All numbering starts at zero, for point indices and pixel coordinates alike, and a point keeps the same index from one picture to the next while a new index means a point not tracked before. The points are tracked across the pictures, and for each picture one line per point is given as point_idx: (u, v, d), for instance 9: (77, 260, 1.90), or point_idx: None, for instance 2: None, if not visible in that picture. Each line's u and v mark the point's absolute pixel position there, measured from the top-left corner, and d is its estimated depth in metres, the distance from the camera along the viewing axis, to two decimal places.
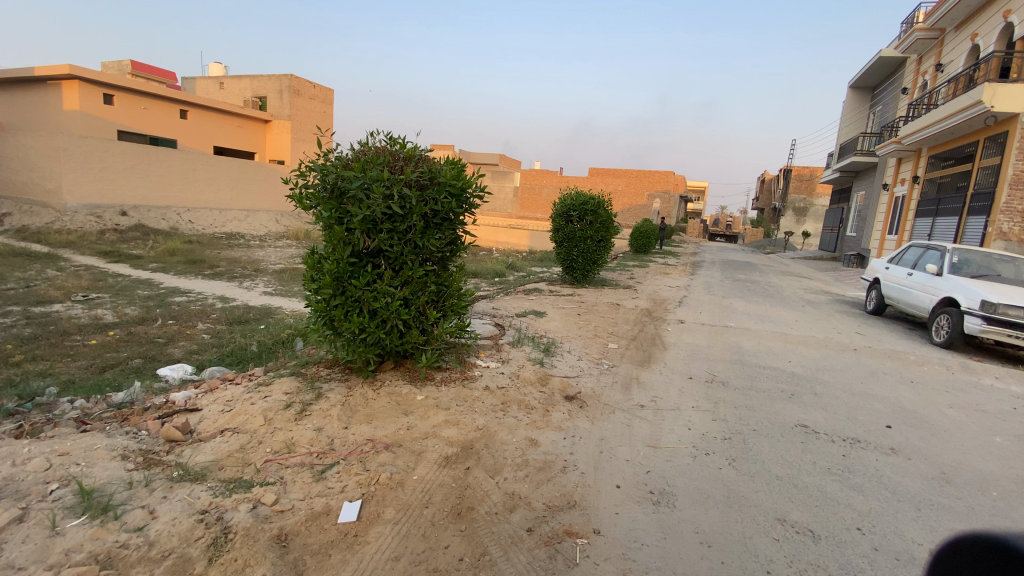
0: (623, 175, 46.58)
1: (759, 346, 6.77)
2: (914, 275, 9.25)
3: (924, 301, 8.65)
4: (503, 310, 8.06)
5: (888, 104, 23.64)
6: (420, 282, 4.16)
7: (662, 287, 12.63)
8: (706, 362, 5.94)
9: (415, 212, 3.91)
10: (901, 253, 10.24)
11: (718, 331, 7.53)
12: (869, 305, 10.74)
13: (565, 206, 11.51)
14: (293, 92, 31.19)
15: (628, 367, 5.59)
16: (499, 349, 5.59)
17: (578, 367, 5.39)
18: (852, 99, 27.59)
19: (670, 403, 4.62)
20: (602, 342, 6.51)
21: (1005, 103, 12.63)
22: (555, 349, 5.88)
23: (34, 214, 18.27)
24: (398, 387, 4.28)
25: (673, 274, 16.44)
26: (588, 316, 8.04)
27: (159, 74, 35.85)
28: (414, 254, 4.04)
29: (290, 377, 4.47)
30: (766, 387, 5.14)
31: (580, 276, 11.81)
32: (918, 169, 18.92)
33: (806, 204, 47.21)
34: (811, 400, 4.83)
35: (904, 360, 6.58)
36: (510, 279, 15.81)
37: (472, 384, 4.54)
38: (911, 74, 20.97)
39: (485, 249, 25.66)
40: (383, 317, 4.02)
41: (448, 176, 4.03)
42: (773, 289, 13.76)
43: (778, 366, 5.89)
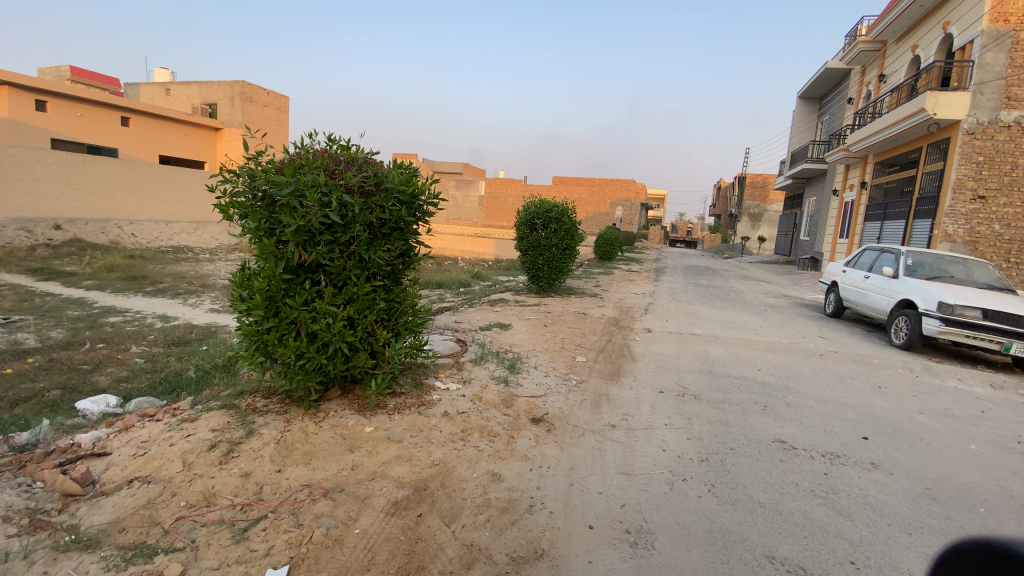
0: (586, 183, 46.99)
1: (728, 354, 6.62)
2: (870, 278, 9.39)
3: (882, 304, 8.78)
4: (466, 323, 7.66)
5: (835, 113, 24.63)
6: (367, 300, 3.74)
7: (628, 295, 12.50)
8: (676, 374, 5.70)
9: (358, 221, 3.49)
10: (857, 257, 10.43)
11: (687, 339, 7.35)
12: (828, 308, 10.90)
13: (529, 214, 11.21)
14: (245, 99, 29.92)
15: (596, 382, 5.29)
16: (460, 367, 5.19)
17: (545, 384, 5.05)
18: (802, 109, 28.68)
19: (642, 422, 4.33)
20: (569, 356, 6.20)
21: (947, 110, 13.24)
22: (520, 365, 5.52)
23: None
24: (343, 418, 3.84)
25: (638, 280, 16.41)
26: (555, 328, 7.74)
27: (100, 80, 33.89)
28: (358, 268, 3.62)
29: (219, 412, 3.95)
30: (740, 398, 4.94)
31: (546, 285, 11.56)
32: (866, 175, 19.68)
33: (761, 210, 48.82)
34: (784, 411, 4.65)
35: (870, 364, 6.57)
36: (474, 289, 15.40)
37: (429, 411, 4.13)
38: (856, 85, 21.93)
39: (450, 258, 25.15)
40: (324, 340, 3.59)
41: (397, 181, 3.64)
42: (735, 294, 13.86)
43: (748, 375, 5.72)
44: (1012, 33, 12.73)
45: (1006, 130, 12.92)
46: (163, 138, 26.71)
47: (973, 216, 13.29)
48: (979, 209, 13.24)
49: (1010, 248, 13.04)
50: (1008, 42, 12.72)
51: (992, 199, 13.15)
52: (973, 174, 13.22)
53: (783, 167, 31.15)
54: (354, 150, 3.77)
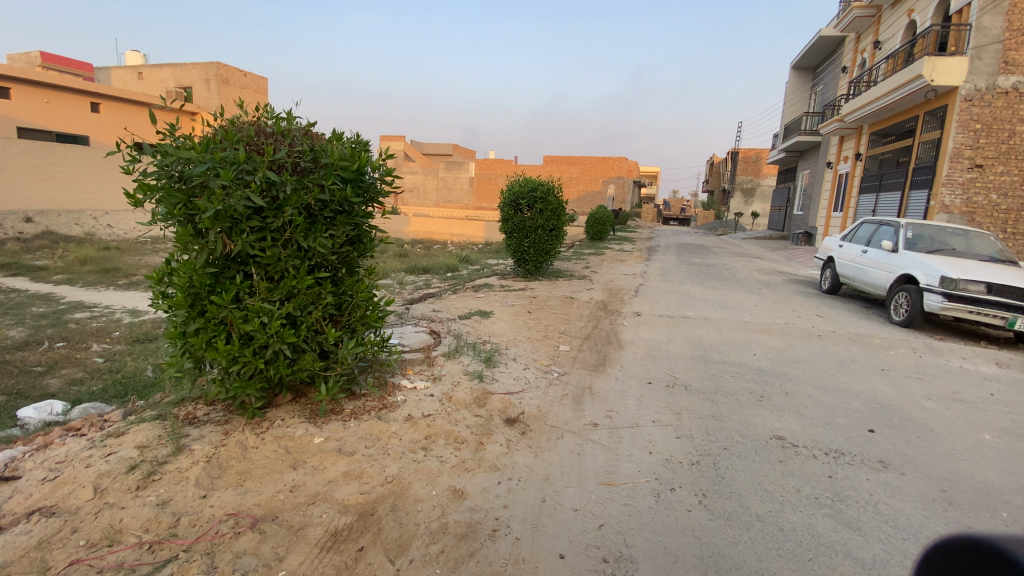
0: (577, 162, 46.25)
1: (721, 338, 6.23)
2: (868, 253, 8.99)
3: (881, 280, 8.39)
4: (444, 311, 7.21)
5: (828, 83, 23.98)
6: (311, 294, 3.30)
7: (618, 276, 12.08)
8: (665, 362, 5.30)
9: (291, 204, 3.03)
10: (854, 230, 10.02)
11: (678, 323, 6.94)
12: (823, 285, 10.53)
13: (514, 193, 10.65)
14: (221, 81, 28.66)
15: (580, 374, 4.88)
16: (432, 362, 4.75)
17: (523, 379, 4.62)
18: (795, 79, 27.95)
19: (627, 419, 3.92)
20: (552, 345, 5.78)
21: (944, 77, 12.71)
22: (498, 358, 5.09)
23: None
24: (290, 428, 3.43)
25: (630, 260, 15.96)
26: (539, 314, 7.30)
27: (72, 66, 32.49)
28: (295, 258, 3.16)
29: (151, 426, 3.50)
30: (735, 387, 4.56)
31: (533, 269, 11.11)
32: (860, 146, 19.17)
33: (753, 184, 48.30)
34: (782, 401, 4.28)
35: (870, 345, 6.20)
36: (462, 274, 14.90)
37: (390, 415, 3.71)
38: (850, 53, 21.27)
39: (439, 242, 24.56)
40: (261, 343, 3.15)
41: (337, 156, 3.17)
42: (728, 272, 13.46)
43: (743, 361, 5.33)
44: None
45: (1006, 95, 12.44)
46: (135, 124, 25.54)
47: (972, 186, 12.88)
48: (977, 178, 12.83)
49: (1008, 217, 12.69)
50: (1009, 2, 12.13)
51: (990, 167, 12.73)
52: (971, 142, 12.77)
53: (776, 141, 30.53)
54: (285, 121, 3.27)
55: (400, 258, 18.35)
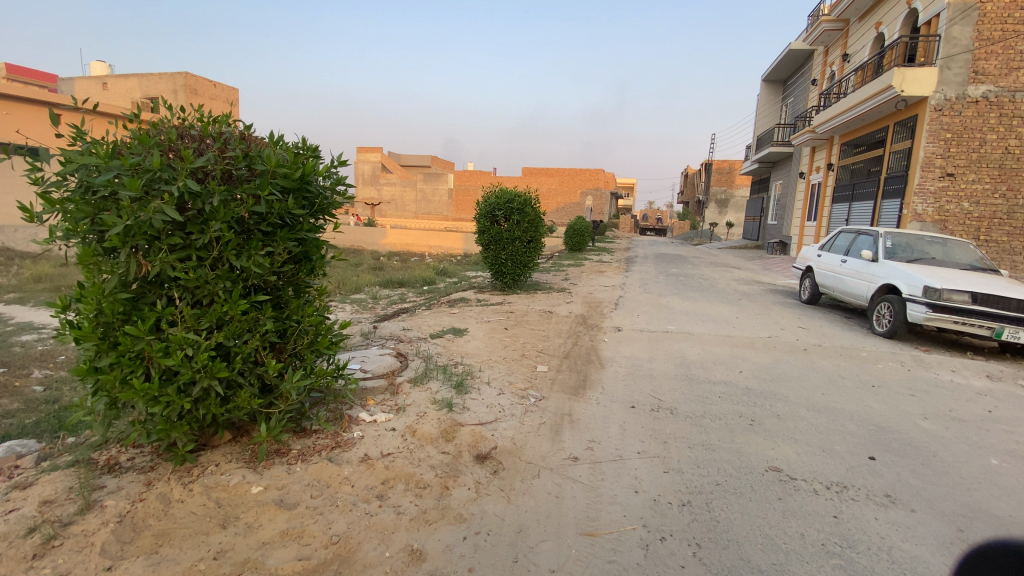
0: (556, 173, 46.41)
1: (706, 354, 5.94)
2: (848, 262, 8.90)
3: (862, 290, 8.28)
4: (414, 329, 6.75)
5: (799, 95, 24.45)
6: (247, 320, 2.88)
7: (598, 288, 11.79)
8: (649, 382, 4.97)
9: (220, 217, 2.63)
10: (832, 240, 9.96)
11: (661, 339, 6.63)
12: (803, 295, 10.41)
13: (490, 204, 10.29)
14: (189, 91, 27.52)
15: (558, 399, 4.51)
16: (396, 390, 4.31)
17: (497, 406, 4.22)
18: (767, 92, 28.47)
19: (609, 451, 3.56)
20: (528, 366, 5.39)
21: (914, 86, 12.96)
22: (469, 383, 4.68)
23: None
24: (225, 476, 2.97)
25: (609, 271, 15.72)
26: (516, 331, 6.91)
27: (35, 76, 31.02)
28: (227, 280, 2.75)
29: (64, 474, 2.93)
30: (722, 410, 4.26)
31: (510, 282, 10.76)
32: (832, 156, 19.47)
33: (728, 195, 49.12)
34: (773, 425, 3.99)
35: (857, 358, 6.00)
36: (439, 287, 14.44)
37: (343, 456, 3.28)
38: (820, 65, 21.70)
39: (416, 255, 24.05)
40: (186, 379, 2.71)
41: (275, 163, 2.80)
42: (708, 282, 13.31)
43: (730, 380, 5.02)
44: (979, 6, 12.42)
45: (973, 106, 12.71)
46: None
47: (943, 194, 13.08)
48: (948, 187, 13.04)
49: (979, 225, 12.88)
50: (973, 16, 12.42)
51: (960, 176, 12.95)
52: (941, 152, 12.98)
53: (749, 152, 31.02)
54: (216, 124, 2.88)
55: (375, 271, 17.77)
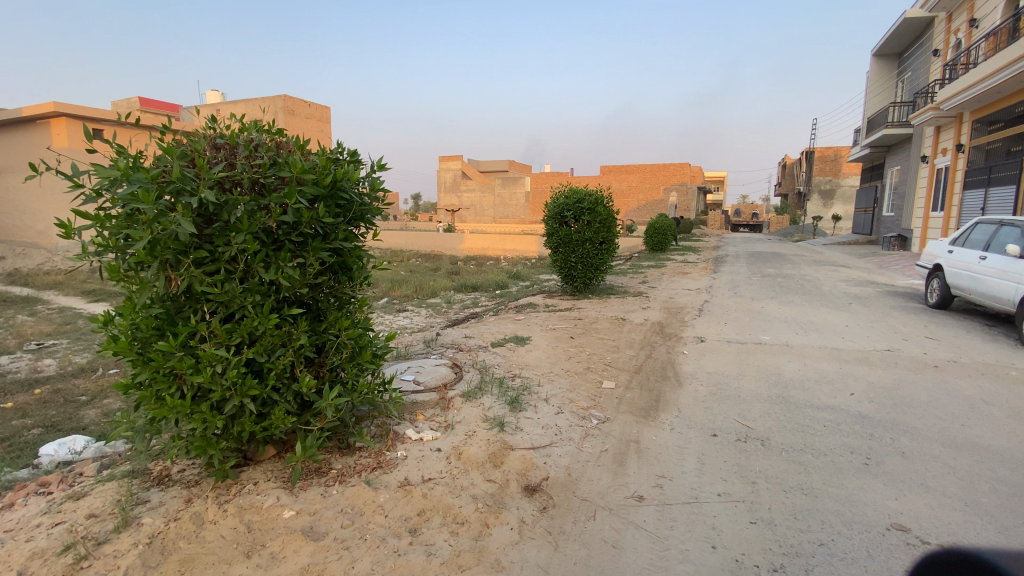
0: (637, 171, 44.81)
1: (806, 371, 5.07)
2: (988, 259, 7.38)
3: (1007, 293, 6.79)
4: (477, 337, 6.50)
5: (918, 68, 21.37)
6: (279, 336, 2.74)
7: (680, 292, 10.90)
8: (734, 405, 4.29)
9: (245, 228, 2.51)
10: (967, 232, 8.34)
11: (751, 351, 5.82)
12: (930, 298, 8.84)
13: (558, 206, 9.89)
14: (288, 113, 27.09)
15: (625, 422, 3.99)
16: (447, 405, 4.04)
17: (553, 428, 3.80)
18: (877, 68, 25.28)
19: (683, 491, 3.02)
20: (593, 381, 4.90)
21: None
22: (526, 399, 4.30)
23: (27, 257, 15.81)
24: (261, 497, 2.85)
25: (694, 273, 14.60)
26: (584, 339, 6.43)
27: (165, 108, 35.37)
28: (256, 294, 2.62)
29: (119, 485, 2.99)
30: (829, 444, 3.52)
31: (582, 285, 10.25)
32: (961, 136, 16.72)
33: (832, 186, 44.47)
34: (896, 466, 3.20)
35: (1008, 377, 4.82)
36: (512, 291, 14.23)
37: (382, 479, 3.05)
38: (942, 33, 18.78)
39: (493, 258, 24.14)
40: (218, 397, 2.62)
41: (302, 167, 2.62)
42: (809, 284, 11.85)
43: (837, 405, 4.19)
44: None
45: None
46: None
47: None
48: None
49: None
50: None
51: None
52: None
53: (858, 136, 27.71)
54: (244, 131, 2.77)
55: (452, 276, 17.98)
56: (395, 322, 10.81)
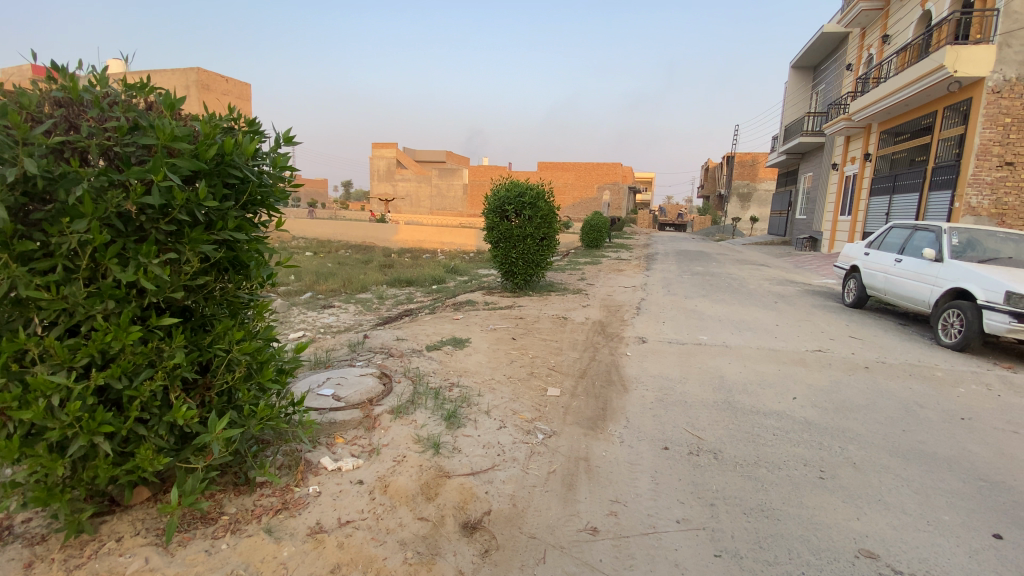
0: (573, 167, 45.37)
1: (749, 374, 5.00)
2: (903, 262, 7.84)
3: (922, 294, 7.23)
4: (410, 339, 5.94)
5: (832, 82, 23.02)
6: (145, 354, 2.10)
7: (618, 289, 10.86)
8: (683, 412, 4.08)
9: (89, 212, 1.87)
10: (882, 237, 8.87)
11: (693, 353, 5.71)
12: (846, 298, 9.36)
13: (499, 199, 9.46)
14: (202, 87, 24.55)
15: (572, 436, 3.66)
16: (372, 425, 3.51)
17: (495, 447, 3.39)
18: (795, 80, 27.01)
19: (640, 520, 2.71)
20: (536, 389, 4.53)
21: (969, 66, 11.91)
22: (464, 413, 3.86)
23: None
24: (121, 560, 2.22)
25: (629, 270, 14.77)
26: (525, 341, 6.07)
27: None
28: (109, 300, 1.97)
29: None
30: (781, 455, 3.37)
31: (522, 282, 9.92)
32: (869, 146, 18.15)
33: (750, 189, 47.41)
34: (852, 480, 3.10)
35: (931, 379, 5.03)
36: (448, 287, 13.65)
37: (288, 526, 2.51)
38: (855, 50, 20.28)
39: (428, 251, 23.33)
40: (56, 438, 1.96)
41: (171, 134, 2.01)
42: (737, 283, 12.28)
43: (784, 411, 4.09)
44: None
45: None
46: None
47: (1000, 185, 12.09)
48: (1005, 178, 12.02)
49: None
50: None
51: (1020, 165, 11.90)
52: (999, 138, 11.94)
53: (776, 142, 29.58)
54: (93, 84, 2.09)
55: (384, 269, 17.05)
56: (319, 320, 9.92)
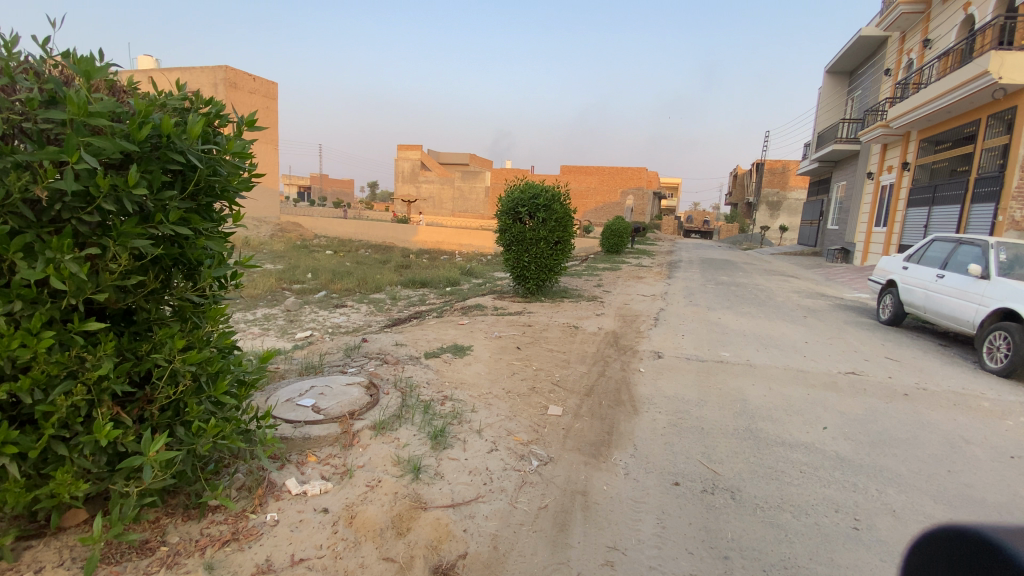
0: (596, 172, 44.83)
1: (773, 398, 4.52)
2: (945, 278, 7.21)
3: (966, 314, 6.59)
4: (409, 345, 5.63)
5: (869, 87, 22.04)
6: (63, 363, 1.86)
7: (636, 298, 10.39)
8: (698, 441, 3.65)
9: None
10: (923, 250, 8.21)
11: (712, 371, 5.26)
12: (882, 314, 8.71)
13: (512, 201, 9.14)
14: (230, 86, 24.96)
15: (571, 463, 3.28)
16: (350, 442, 3.19)
17: (483, 473, 3.04)
18: (829, 84, 25.99)
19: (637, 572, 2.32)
20: (536, 407, 4.15)
21: (1014, 73, 11.07)
22: (453, 431, 3.52)
23: None
24: None
25: (649, 278, 14.25)
26: (531, 351, 5.71)
27: None
28: (15, 300, 1.73)
29: None
30: (808, 497, 2.93)
31: (534, 287, 9.56)
32: (907, 154, 17.23)
33: (780, 197, 46.04)
34: (892, 533, 2.64)
35: (982, 411, 4.45)
36: (462, 289, 13.38)
37: (231, 562, 2.21)
38: (894, 54, 19.34)
39: (446, 253, 23.15)
40: None
41: (87, 108, 1.76)
42: (763, 294, 11.66)
43: (814, 444, 3.62)
44: None
45: None
46: None
47: None
48: None
49: None
50: None
51: None
52: None
53: (808, 149, 28.55)
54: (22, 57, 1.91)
55: (401, 270, 16.91)
56: (328, 320, 9.76)
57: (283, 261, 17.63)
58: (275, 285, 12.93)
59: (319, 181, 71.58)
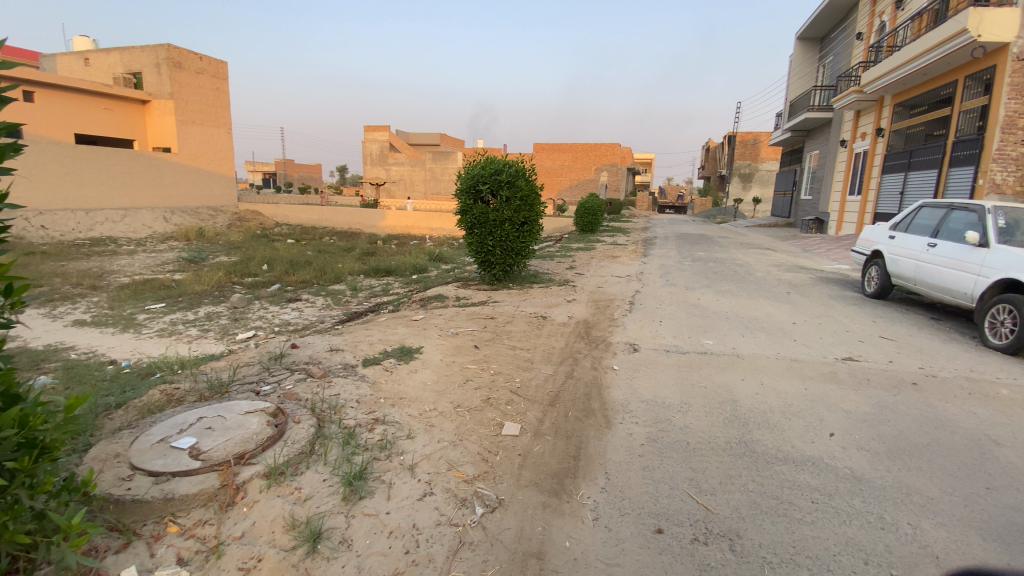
0: (569, 149, 43.91)
1: (766, 397, 3.89)
2: (938, 248, 6.68)
3: (963, 286, 6.09)
4: (347, 350, 4.80)
5: (840, 53, 21.55)
6: None
7: (610, 279, 9.72)
8: (685, 463, 2.96)
9: None
10: (911, 217, 7.68)
11: (695, 365, 4.60)
12: (866, 288, 8.23)
13: (473, 177, 8.28)
14: (173, 66, 23.09)
15: (525, 507, 2.56)
16: (230, 500, 2.40)
17: (406, 534, 2.30)
18: (801, 52, 25.48)
19: None
20: (489, 425, 3.40)
21: (994, 30, 10.65)
22: (378, 470, 2.76)
23: None
24: None
25: (623, 256, 13.62)
26: (488, 350, 4.94)
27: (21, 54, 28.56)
28: None
29: None
30: (826, 543, 2.29)
31: (501, 272, 8.78)
32: (881, 121, 16.85)
33: (752, 169, 46.00)
34: None
35: (999, 400, 3.90)
36: (428, 276, 12.51)
37: None
38: (865, 17, 18.81)
39: (416, 237, 22.11)
40: None
41: None
42: (743, 270, 11.11)
43: (824, 461, 2.97)
44: None
45: None
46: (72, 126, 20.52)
47: None
48: None
49: None
50: None
51: None
52: None
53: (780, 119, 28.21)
54: None
55: (365, 257, 15.89)
56: (278, 317, 8.80)
57: (237, 253, 16.34)
58: (223, 278, 11.81)
59: (284, 166, 68.61)
